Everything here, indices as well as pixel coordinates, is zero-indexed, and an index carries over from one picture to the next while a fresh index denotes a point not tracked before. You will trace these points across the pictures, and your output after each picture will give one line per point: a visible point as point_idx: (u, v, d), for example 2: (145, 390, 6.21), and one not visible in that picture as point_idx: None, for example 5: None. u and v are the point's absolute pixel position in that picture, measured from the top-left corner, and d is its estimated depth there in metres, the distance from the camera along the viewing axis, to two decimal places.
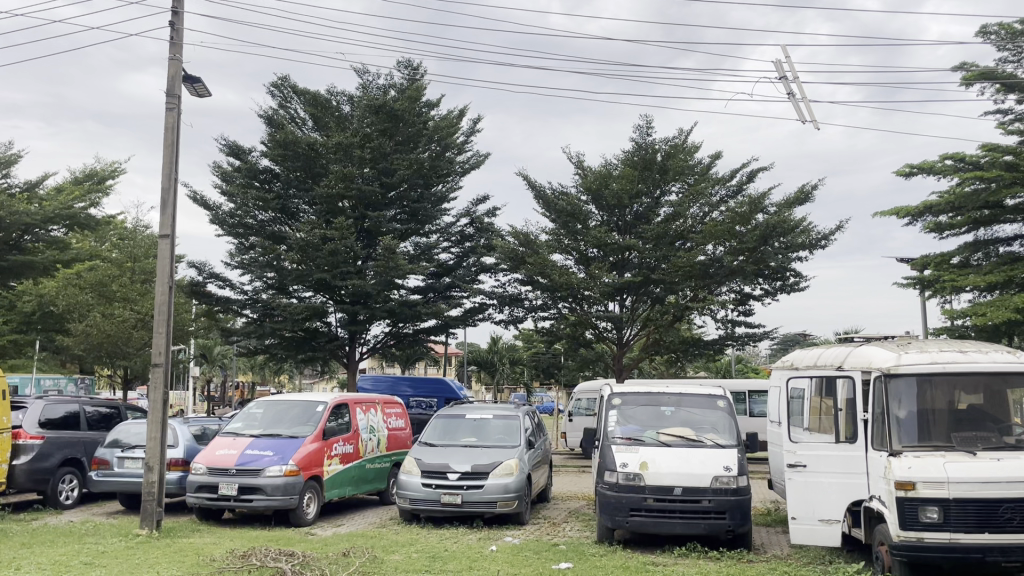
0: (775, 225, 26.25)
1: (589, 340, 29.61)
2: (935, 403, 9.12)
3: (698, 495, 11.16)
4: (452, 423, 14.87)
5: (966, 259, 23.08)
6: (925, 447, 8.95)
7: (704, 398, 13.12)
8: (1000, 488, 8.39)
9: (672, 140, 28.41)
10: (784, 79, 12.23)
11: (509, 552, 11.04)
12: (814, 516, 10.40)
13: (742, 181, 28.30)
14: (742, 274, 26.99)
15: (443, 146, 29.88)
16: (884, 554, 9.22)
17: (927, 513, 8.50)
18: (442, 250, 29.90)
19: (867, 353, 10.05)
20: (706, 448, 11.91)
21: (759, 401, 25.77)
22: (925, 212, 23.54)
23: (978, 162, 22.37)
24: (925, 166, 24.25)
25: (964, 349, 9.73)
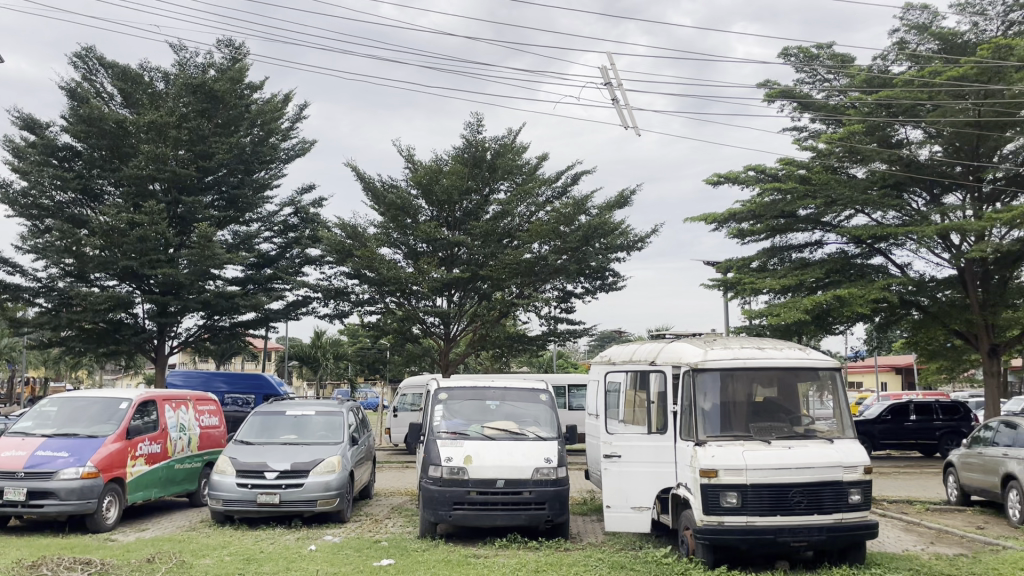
0: (597, 227, 27.42)
1: (416, 335, 29.53)
2: (736, 396, 9.84)
3: (520, 487, 11.39)
4: (271, 420, 14.29)
5: (763, 263, 25.18)
6: (727, 437, 9.64)
7: (528, 392, 13.40)
8: (790, 474, 9.16)
9: (501, 139, 28.83)
10: (609, 85, 12.70)
11: (329, 551, 10.75)
12: (626, 504, 10.88)
13: (567, 182, 29.14)
14: (565, 273, 27.82)
15: (266, 131, 28.67)
16: (689, 538, 9.84)
17: (727, 498, 9.15)
18: (263, 240, 28.64)
19: (678, 349, 10.70)
20: (528, 441, 12.19)
21: (578, 395, 26.75)
22: (730, 219, 25.35)
23: (777, 175, 24.51)
24: (732, 176, 26.09)
25: (763, 346, 10.56)
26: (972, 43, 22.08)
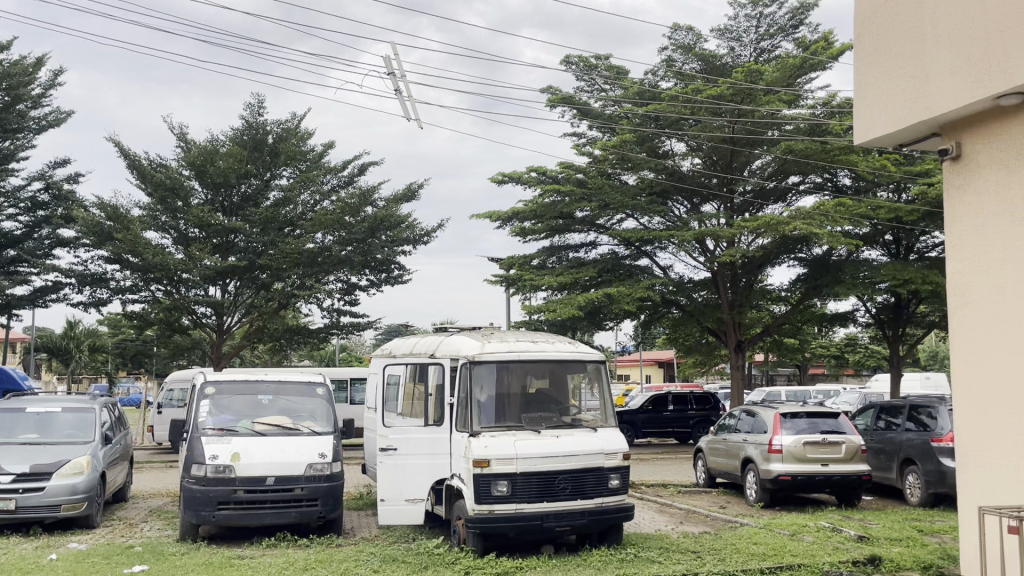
0: (381, 219, 27.25)
1: (185, 326, 27.71)
2: (510, 388, 10.12)
3: (291, 484, 11.01)
4: (8, 418, 12.79)
5: (542, 261, 26.17)
6: (500, 428, 9.89)
7: (303, 385, 12.98)
8: (557, 461, 9.57)
9: (284, 123, 27.82)
10: (392, 76, 12.57)
11: (72, 560, 9.79)
12: (401, 497, 10.70)
13: (353, 172, 28.62)
14: (348, 264, 27.36)
15: (13, 96, 25.40)
16: (461, 528, 9.99)
17: (498, 487, 9.38)
18: (6, 218, 25.65)
19: (456, 342, 10.83)
20: (302, 436, 11.81)
21: (359, 389, 26.42)
22: (513, 217, 26.10)
23: (557, 177, 25.55)
24: (515, 175, 26.88)
25: (536, 339, 10.94)
26: (729, 66, 24.33)
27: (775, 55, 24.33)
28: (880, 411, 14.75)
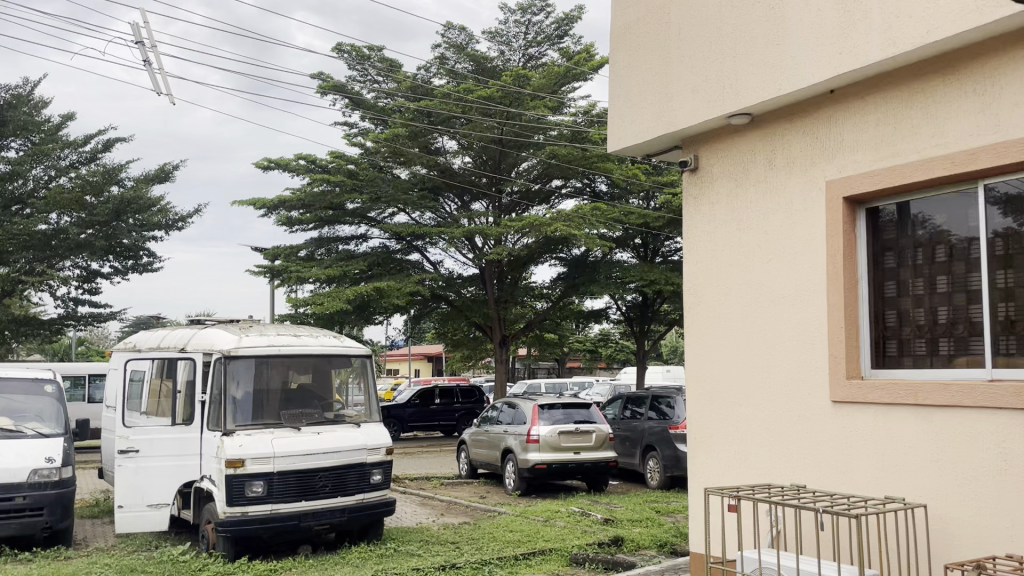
0: (130, 201, 25.05)
1: None
2: (269, 384, 9.67)
3: (10, 493, 9.76)
4: None
5: (310, 253, 25.39)
6: (256, 425, 9.41)
7: (29, 382, 11.56)
8: (316, 459, 9.27)
9: (13, 88, 24.72)
10: (142, 45, 11.54)
11: None
12: (142, 503, 9.84)
13: (98, 148, 26.05)
14: (89, 249, 24.85)
15: None
16: (209, 532, 9.39)
17: (252, 488, 8.93)
18: None
19: (211, 335, 10.17)
20: (25, 439, 10.51)
21: (100, 386, 24.10)
22: (279, 206, 25.06)
23: (326, 167, 24.88)
24: (282, 162, 25.83)
25: (298, 333, 10.54)
26: (499, 69, 25.01)
27: (542, 63, 25.39)
28: (627, 401, 15.83)
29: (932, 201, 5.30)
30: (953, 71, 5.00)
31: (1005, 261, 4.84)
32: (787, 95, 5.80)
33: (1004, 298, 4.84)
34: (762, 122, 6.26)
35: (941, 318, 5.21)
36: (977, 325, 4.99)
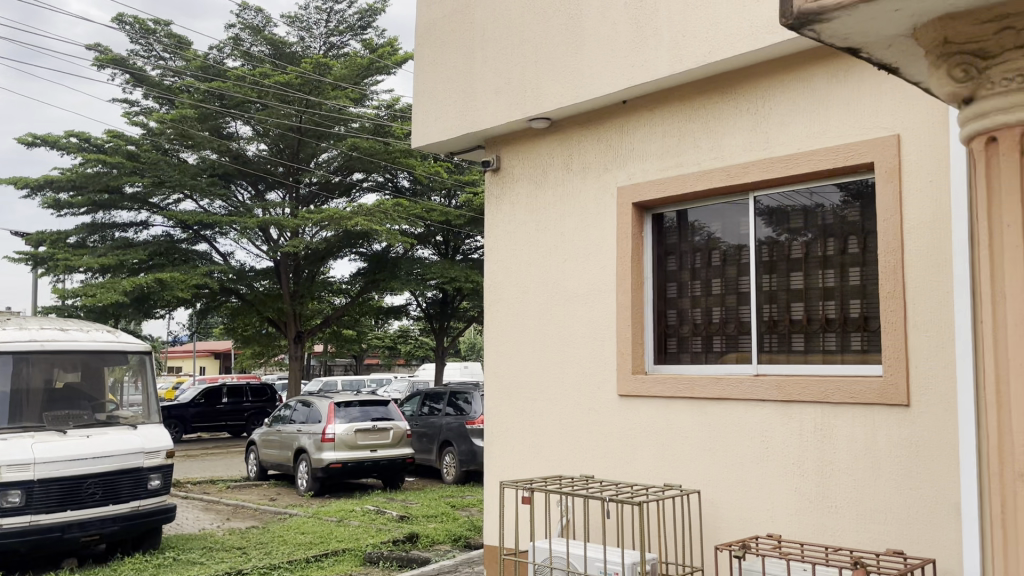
0: None
1: None
2: (29, 383, 8.69)
3: None
4: None
5: (81, 240, 23.20)
6: (12, 429, 8.42)
7: None
8: (85, 465, 8.42)
9: None
10: None
11: None
12: None
13: None
14: None
15: None
16: None
17: (7, 498, 7.92)
18: None
19: None
20: None
21: None
22: (45, 186, 22.68)
23: (102, 147, 22.88)
24: (49, 138, 23.38)
25: (65, 327, 9.58)
26: (298, 56, 24.14)
27: (344, 53, 24.83)
28: (425, 398, 15.82)
29: (707, 210, 5.72)
30: (729, 91, 5.43)
31: (769, 266, 5.33)
32: (583, 102, 6.05)
33: (768, 299, 5.33)
34: (560, 127, 6.48)
35: (714, 317, 5.62)
36: (745, 324, 5.44)
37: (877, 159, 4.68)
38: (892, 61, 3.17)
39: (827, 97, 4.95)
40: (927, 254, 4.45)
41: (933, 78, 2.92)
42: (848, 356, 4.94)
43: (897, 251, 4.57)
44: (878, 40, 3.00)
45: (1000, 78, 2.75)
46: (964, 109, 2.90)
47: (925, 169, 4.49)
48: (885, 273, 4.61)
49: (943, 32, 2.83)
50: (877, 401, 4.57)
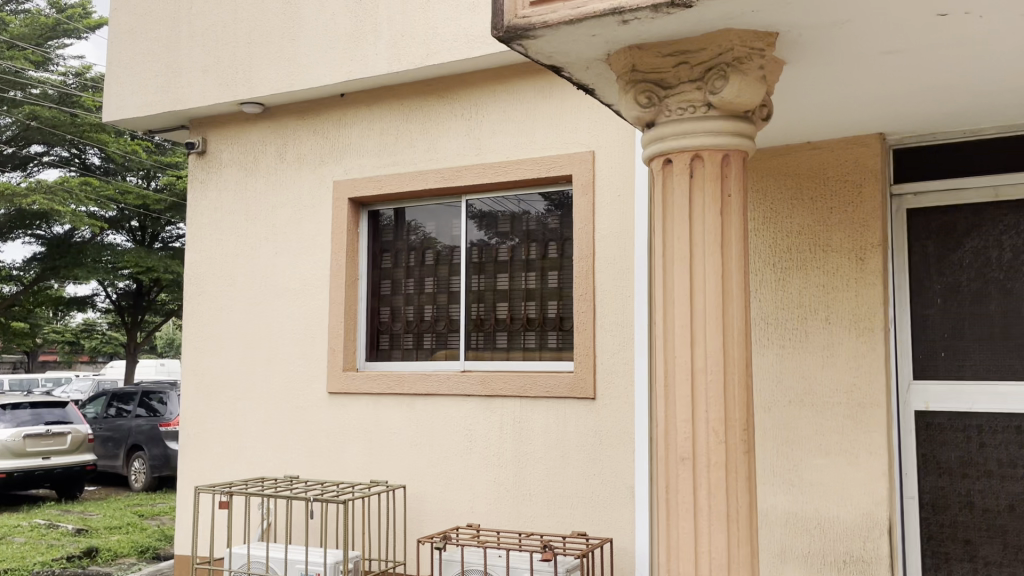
0: None
1: None
2: None
3: None
4: None
5: None
6: None
7: None
8: None
9: None
10: None
11: None
12: None
13: None
14: None
15: None
16: None
17: None
18: None
19: None
20: None
21: None
22: None
23: None
24: None
25: None
26: None
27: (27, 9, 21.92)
28: (111, 399, 14.31)
29: (422, 210, 5.80)
30: (446, 94, 5.57)
31: (478, 267, 5.53)
32: (300, 91, 5.86)
33: (476, 299, 5.52)
34: (274, 115, 6.23)
35: (426, 315, 5.70)
36: (455, 322, 5.59)
37: (575, 171, 5.06)
38: (589, 81, 3.45)
39: (534, 110, 5.25)
40: (614, 260, 4.90)
41: (623, 101, 3.22)
42: (545, 354, 5.25)
43: (589, 258, 4.97)
44: (579, 60, 3.25)
45: (676, 106, 3.11)
46: (647, 131, 3.24)
47: (615, 184, 4.94)
48: (578, 277, 5.00)
49: (631, 60, 3.14)
50: (568, 395, 4.94)
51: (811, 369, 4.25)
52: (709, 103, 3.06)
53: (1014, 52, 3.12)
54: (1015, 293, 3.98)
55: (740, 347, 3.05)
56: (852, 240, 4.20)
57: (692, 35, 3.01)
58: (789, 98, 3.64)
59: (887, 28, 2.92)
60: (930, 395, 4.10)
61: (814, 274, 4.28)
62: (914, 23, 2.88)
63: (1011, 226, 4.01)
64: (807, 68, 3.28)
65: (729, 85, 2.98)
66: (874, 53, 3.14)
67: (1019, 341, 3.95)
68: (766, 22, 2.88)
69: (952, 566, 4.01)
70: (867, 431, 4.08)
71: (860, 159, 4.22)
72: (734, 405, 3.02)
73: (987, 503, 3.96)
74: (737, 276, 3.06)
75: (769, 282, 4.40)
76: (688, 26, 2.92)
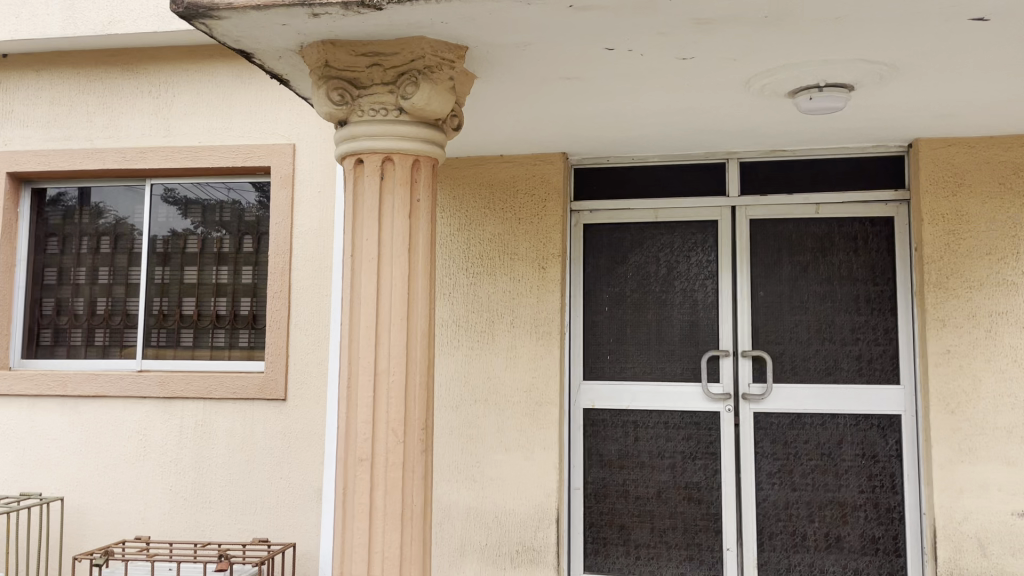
0: None
1: None
2: None
3: None
4: None
5: None
6: None
7: None
8: None
9: None
10: None
11: None
12: None
13: None
14: None
15: None
16: None
17: None
18: None
19: None
20: None
21: None
22: None
23: None
24: None
25: None
26: None
27: None
28: None
29: (99, 192, 5.24)
30: (132, 69, 5.10)
31: (163, 258, 5.12)
32: None
33: (159, 293, 5.10)
34: None
35: (98, 309, 5.17)
36: (132, 317, 5.11)
37: (274, 164, 4.87)
38: (284, 71, 3.36)
39: (230, 96, 4.98)
40: (311, 258, 4.80)
41: (315, 97, 3.14)
42: (235, 353, 4.98)
43: (285, 254, 4.81)
44: (271, 48, 3.14)
45: (368, 108, 3.08)
46: (339, 129, 3.18)
47: (315, 180, 4.84)
48: (273, 274, 4.81)
49: (324, 55, 3.08)
50: (256, 396, 4.74)
51: (495, 371, 4.46)
52: (400, 107, 3.06)
53: (667, 93, 3.53)
54: (668, 303, 4.51)
55: (422, 347, 3.08)
56: (536, 250, 4.48)
57: (384, 37, 3.02)
58: (478, 112, 3.80)
59: (562, 55, 3.16)
60: (596, 394, 4.51)
61: (503, 280, 4.51)
62: (586, 54, 3.14)
63: (667, 245, 4.54)
64: (494, 84, 3.45)
65: (419, 92, 3.01)
66: (554, 77, 3.38)
67: (668, 346, 4.47)
68: (452, 33, 2.97)
69: (609, 550, 4.44)
70: (542, 429, 4.37)
71: (546, 175, 4.52)
72: (415, 406, 3.05)
73: (639, 491, 4.43)
74: (421, 278, 3.10)
75: (462, 286, 4.56)
76: (379, 28, 2.92)
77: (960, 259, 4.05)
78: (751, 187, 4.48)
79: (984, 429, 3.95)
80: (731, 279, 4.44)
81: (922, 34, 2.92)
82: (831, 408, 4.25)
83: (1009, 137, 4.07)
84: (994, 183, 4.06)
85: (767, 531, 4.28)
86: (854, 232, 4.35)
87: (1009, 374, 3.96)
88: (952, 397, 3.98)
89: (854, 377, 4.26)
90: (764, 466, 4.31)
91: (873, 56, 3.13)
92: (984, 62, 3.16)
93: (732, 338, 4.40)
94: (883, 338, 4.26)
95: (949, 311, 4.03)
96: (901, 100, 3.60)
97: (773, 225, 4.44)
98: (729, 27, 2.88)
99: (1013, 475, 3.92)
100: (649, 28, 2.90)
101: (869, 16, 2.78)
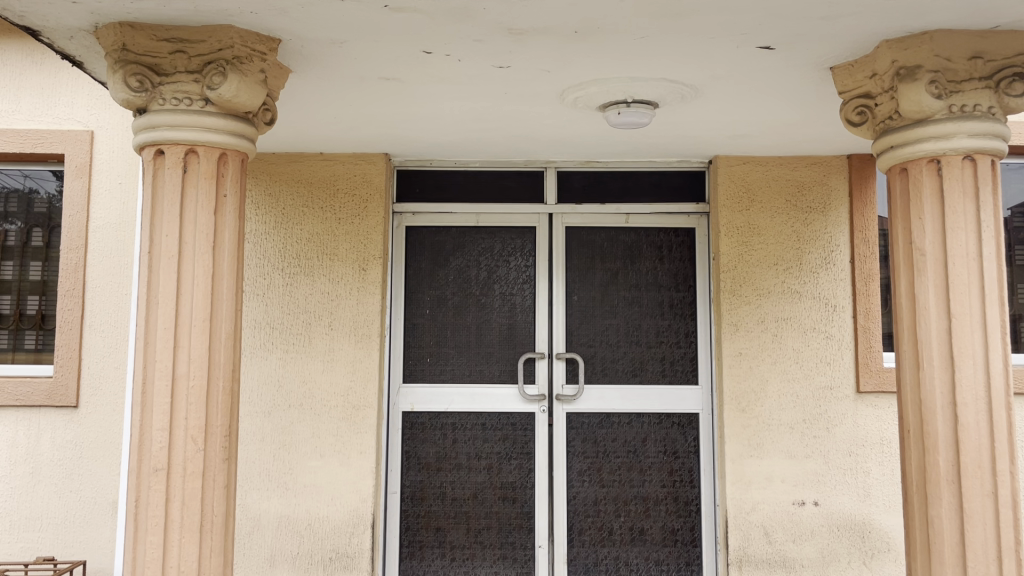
0: None
1: None
2: None
3: None
4: None
5: None
6: None
7: None
8: None
9: None
10: None
11: None
12: None
13: None
14: None
15: None
16: None
17: None
18: None
19: None
20: None
21: None
22: None
23: None
24: None
25: None
26: None
27: None
28: None
29: None
30: None
31: None
32: None
33: None
34: None
35: None
36: None
37: (68, 151, 4.50)
38: (76, 52, 3.11)
39: (20, 77, 4.56)
40: (109, 254, 4.48)
41: (110, 81, 2.90)
42: (19, 356, 4.55)
43: (80, 249, 4.46)
44: (61, 26, 2.90)
45: (169, 96, 2.87)
46: (137, 117, 2.95)
47: (115, 170, 4.53)
48: (65, 271, 4.44)
49: (121, 37, 2.87)
50: (43, 404, 4.36)
51: (311, 374, 4.35)
52: (206, 98, 2.88)
53: (486, 99, 3.59)
54: (487, 306, 4.57)
55: (226, 350, 2.92)
56: (356, 250, 4.41)
57: (189, 22, 2.86)
58: (293, 107, 3.69)
59: (379, 55, 3.13)
60: (415, 398, 4.50)
61: (321, 281, 4.39)
62: (403, 56, 3.13)
63: (487, 249, 4.61)
64: (309, 79, 3.36)
65: (227, 82, 2.85)
66: (372, 77, 3.34)
67: (487, 348, 4.54)
68: (262, 23, 2.86)
69: (425, 553, 4.44)
70: (358, 433, 4.29)
71: (368, 175, 4.46)
72: (217, 411, 2.89)
73: (455, 492, 4.46)
74: (227, 277, 2.94)
75: (277, 288, 4.40)
76: (182, 12, 2.77)
77: (751, 269, 4.38)
78: (568, 196, 4.63)
79: (769, 426, 4.30)
80: (547, 284, 4.57)
81: (717, 58, 3.13)
82: (636, 408, 4.46)
83: (794, 158, 4.45)
84: (781, 199, 4.43)
85: (576, 527, 4.44)
86: (660, 242, 4.61)
87: (791, 376, 4.33)
88: (744, 398, 4.30)
89: (658, 378, 4.50)
90: (576, 464, 4.46)
91: (674, 77, 3.33)
92: (772, 88, 3.43)
93: (547, 340, 4.53)
94: (684, 341, 4.53)
95: (742, 317, 4.35)
96: (700, 119, 3.85)
97: (588, 233, 4.62)
98: (543, 38, 2.97)
99: (793, 467, 4.29)
100: (466, 34, 2.93)
101: (671, 38, 2.95)
